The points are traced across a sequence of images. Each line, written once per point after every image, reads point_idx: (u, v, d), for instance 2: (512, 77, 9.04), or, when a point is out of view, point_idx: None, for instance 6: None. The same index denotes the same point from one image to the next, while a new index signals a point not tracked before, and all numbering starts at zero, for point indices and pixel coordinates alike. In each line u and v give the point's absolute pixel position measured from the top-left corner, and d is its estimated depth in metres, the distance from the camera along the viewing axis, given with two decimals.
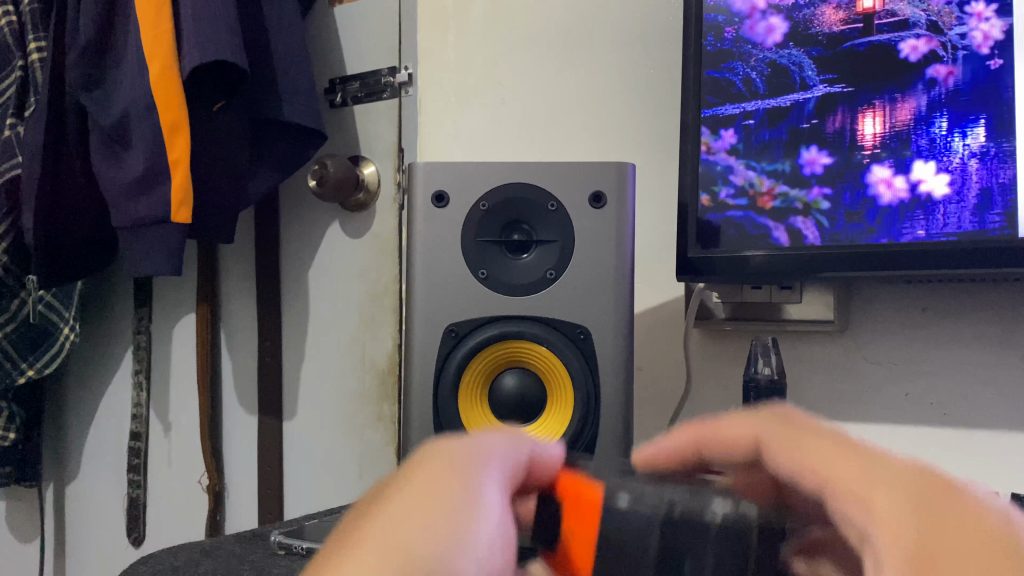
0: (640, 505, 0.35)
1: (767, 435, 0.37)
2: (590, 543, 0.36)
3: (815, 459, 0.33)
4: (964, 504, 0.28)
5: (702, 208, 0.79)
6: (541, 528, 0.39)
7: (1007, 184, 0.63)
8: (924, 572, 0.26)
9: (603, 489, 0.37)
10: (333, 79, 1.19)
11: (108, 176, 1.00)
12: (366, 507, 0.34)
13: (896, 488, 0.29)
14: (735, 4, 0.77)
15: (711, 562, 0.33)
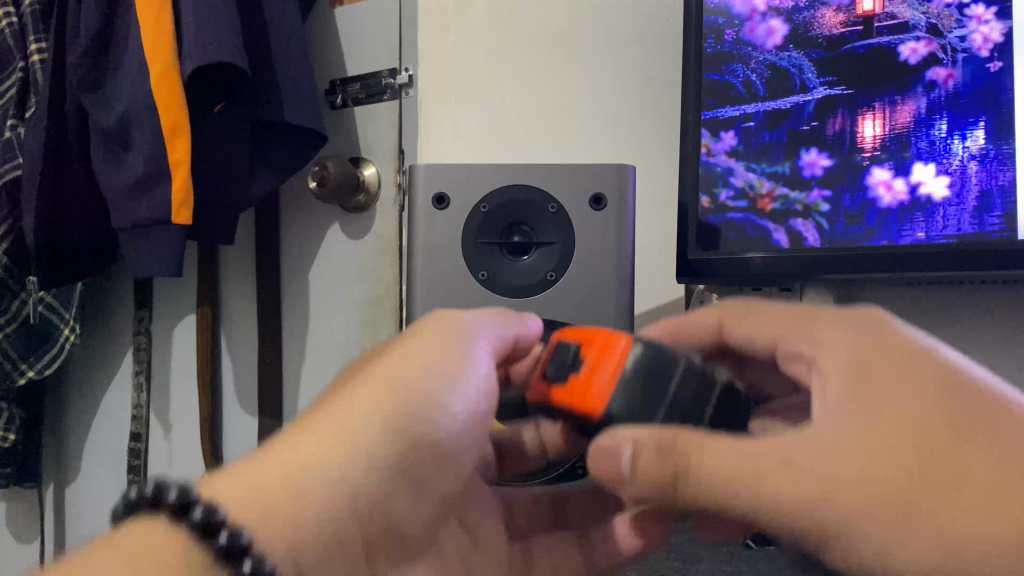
0: (661, 357, 0.40)
1: (732, 317, 0.49)
2: (604, 387, 0.40)
3: (766, 329, 0.46)
4: (894, 333, 0.38)
5: (703, 210, 0.79)
6: (559, 365, 0.42)
7: (1007, 186, 0.63)
8: (857, 372, 0.36)
9: (631, 341, 0.41)
10: (333, 81, 1.17)
11: (109, 176, 1.00)
12: (386, 349, 0.45)
13: (851, 322, 0.40)
14: (735, 6, 0.77)
15: (684, 364, 0.40)
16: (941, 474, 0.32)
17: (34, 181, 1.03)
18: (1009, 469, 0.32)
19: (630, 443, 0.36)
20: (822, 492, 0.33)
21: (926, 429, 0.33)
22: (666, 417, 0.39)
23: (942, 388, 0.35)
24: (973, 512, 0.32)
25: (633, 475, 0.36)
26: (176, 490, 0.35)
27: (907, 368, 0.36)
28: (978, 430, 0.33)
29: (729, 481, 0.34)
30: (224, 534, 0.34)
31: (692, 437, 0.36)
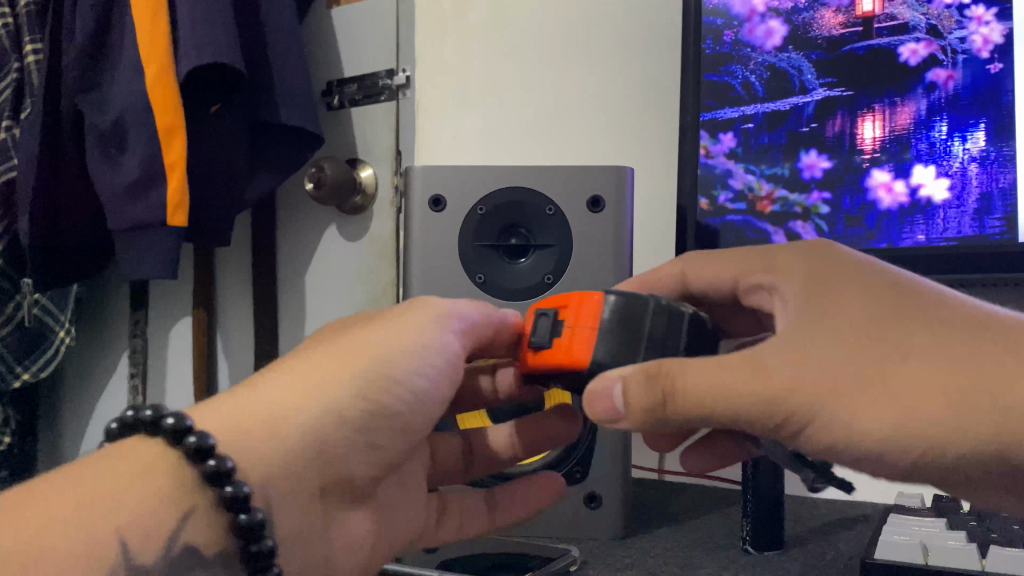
0: (633, 301, 0.40)
1: (693, 266, 0.49)
2: (590, 337, 0.40)
3: (725, 271, 0.47)
4: (842, 252, 0.39)
5: (701, 212, 0.78)
6: (543, 329, 0.43)
7: (1007, 189, 0.63)
8: (815, 284, 0.37)
9: (606, 293, 0.41)
10: (330, 82, 1.17)
11: (104, 178, 1.00)
12: (365, 320, 0.50)
13: (802, 249, 0.41)
14: (734, 7, 0.76)
15: (651, 305, 0.40)
16: (893, 353, 0.33)
17: (28, 182, 1.02)
18: (961, 338, 0.33)
19: (619, 379, 0.37)
20: (788, 382, 0.34)
21: (882, 316, 0.34)
22: (649, 355, 0.39)
23: (892, 286, 0.36)
24: (933, 382, 0.32)
25: (627, 410, 0.36)
26: (172, 416, 0.39)
27: (860, 273, 0.37)
28: (926, 313, 0.34)
29: (705, 396, 0.35)
30: (213, 460, 0.38)
31: (672, 360, 0.36)
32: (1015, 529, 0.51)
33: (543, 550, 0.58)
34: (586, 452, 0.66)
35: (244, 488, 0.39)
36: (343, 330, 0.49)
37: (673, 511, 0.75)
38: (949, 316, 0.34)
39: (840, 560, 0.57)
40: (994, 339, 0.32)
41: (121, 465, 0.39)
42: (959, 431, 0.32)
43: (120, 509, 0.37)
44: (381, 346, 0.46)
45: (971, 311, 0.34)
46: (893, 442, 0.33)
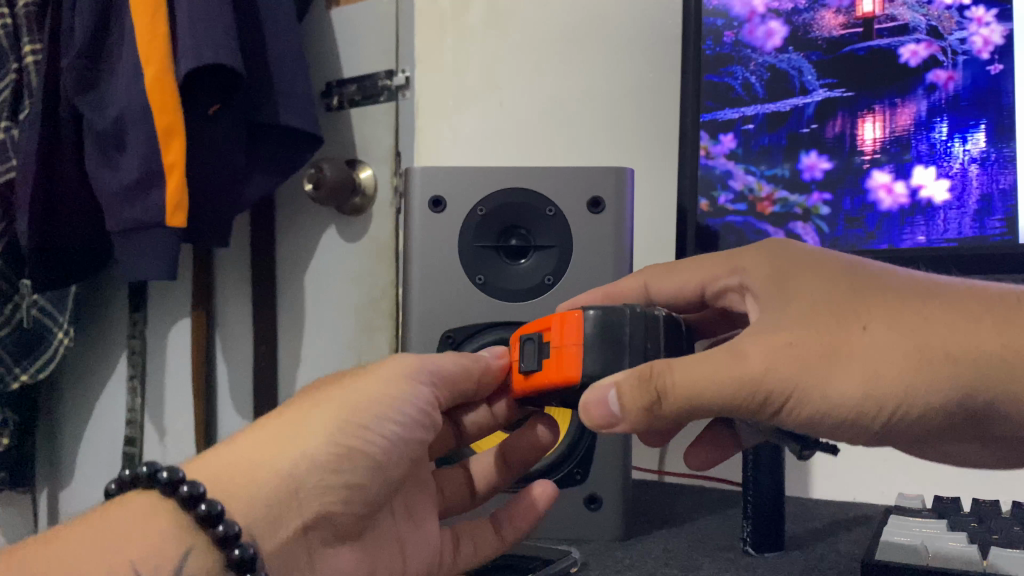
0: (611, 315, 0.42)
1: (655, 278, 0.52)
2: (575, 354, 0.43)
3: (688, 279, 0.51)
4: (799, 246, 0.43)
5: (701, 213, 0.78)
6: (532, 354, 0.48)
7: (1007, 190, 0.62)
8: (777, 278, 0.41)
9: (583, 310, 0.44)
10: (330, 83, 1.17)
11: (104, 179, 1.00)
12: (342, 375, 0.52)
13: (761, 248, 0.45)
14: (734, 8, 0.76)
15: (628, 314, 0.42)
16: (854, 325, 0.36)
17: (27, 183, 1.02)
18: (909, 304, 0.36)
19: (613, 386, 0.39)
20: (766, 363, 0.36)
21: (841, 295, 0.38)
22: (634, 361, 0.42)
23: (845, 268, 0.40)
24: (892, 344, 0.35)
25: (624, 413, 0.39)
26: (166, 469, 0.43)
27: (818, 261, 0.41)
28: (879, 287, 0.38)
29: (694, 388, 0.37)
30: (204, 504, 0.41)
31: (660, 361, 0.39)
32: (1016, 530, 0.51)
33: (545, 552, 0.57)
34: (587, 451, 0.65)
35: (234, 526, 0.42)
36: (320, 385, 0.51)
37: (673, 512, 0.75)
38: (898, 286, 0.38)
39: (842, 561, 0.56)
40: (938, 301, 0.36)
41: (122, 516, 0.42)
42: (922, 386, 0.35)
43: (131, 548, 0.40)
44: (350, 399, 0.47)
45: (916, 281, 0.38)
46: (866, 404, 0.35)
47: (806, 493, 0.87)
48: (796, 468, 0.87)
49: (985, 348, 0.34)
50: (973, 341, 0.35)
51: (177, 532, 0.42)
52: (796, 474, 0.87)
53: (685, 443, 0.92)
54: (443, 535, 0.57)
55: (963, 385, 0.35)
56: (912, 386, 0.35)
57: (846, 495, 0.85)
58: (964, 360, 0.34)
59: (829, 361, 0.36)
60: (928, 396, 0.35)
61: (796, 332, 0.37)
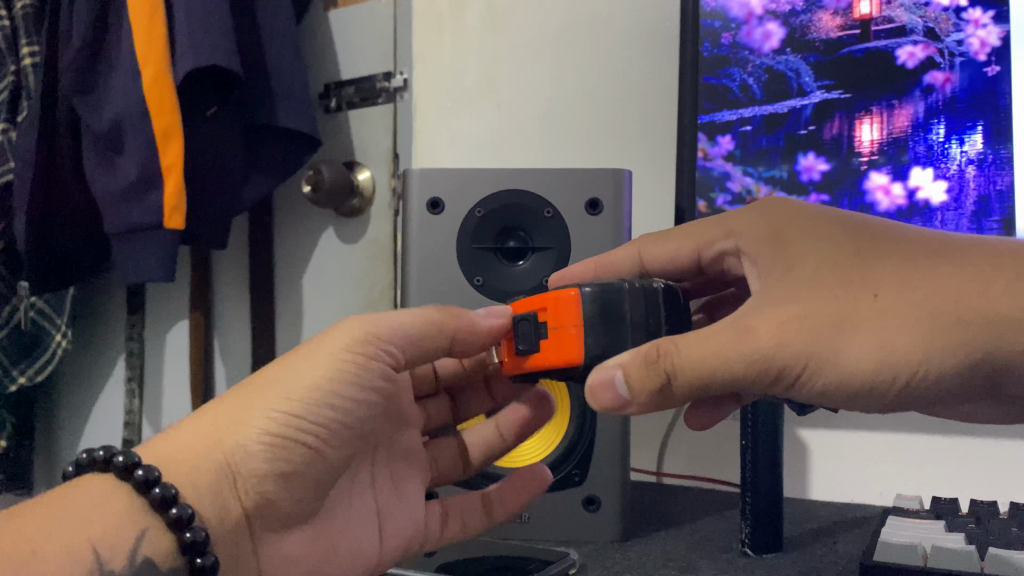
0: (608, 294, 0.43)
1: (648, 247, 0.51)
2: (576, 336, 0.42)
3: (681, 244, 0.50)
4: (795, 204, 0.43)
5: (700, 214, 0.78)
6: (526, 334, 0.45)
7: (1005, 190, 0.64)
8: (775, 241, 0.41)
9: (579, 288, 0.43)
10: (327, 84, 1.17)
11: (100, 181, 0.99)
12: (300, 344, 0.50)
13: (756, 209, 0.45)
14: (731, 10, 0.76)
15: (627, 291, 0.43)
16: (864, 292, 0.36)
17: (24, 186, 1.02)
18: (916, 266, 0.37)
19: (619, 367, 0.38)
20: (776, 336, 0.36)
21: (846, 262, 0.38)
22: (636, 338, 0.42)
23: (846, 230, 0.40)
24: (903, 313, 0.36)
25: (633, 393, 0.38)
26: (123, 454, 0.44)
27: (817, 223, 0.40)
28: (881, 248, 0.38)
29: (704, 363, 0.37)
30: (158, 488, 0.43)
31: (666, 340, 0.38)
32: (1013, 531, 0.51)
33: (543, 553, 0.57)
34: (584, 455, 0.65)
35: (188, 510, 0.43)
36: (276, 358, 0.49)
37: (671, 513, 0.75)
38: (900, 247, 0.38)
39: (839, 562, 0.56)
40: (943, 262, 0.37)
41: (80, 495, 0.43)
42: (931, 351, 0.36)
43: (89, 527, 0.41)
44: (289, 385, 0.46)
45: (917, 240, 0.39)
46: (880, 369, 0.36)
47: (804, 495, 0.87)
48: (795, 469, 0.87)
49: (994, 309, 0.35)
50: (983, 303, 0.35)
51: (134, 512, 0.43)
52: (794, 475, 0.87)
53: (684, 444, 0.92)
54: (431, 509, 0.57)
55: (974, 349, 0.35)
56: (924, 353, 0.36)
57: (845, 496, 0.85)
58: (972, 322, 0.35)
59: (841, 330, 0.36)
60: (939, 360, 0.36)
61: (804, 304, 0.37)
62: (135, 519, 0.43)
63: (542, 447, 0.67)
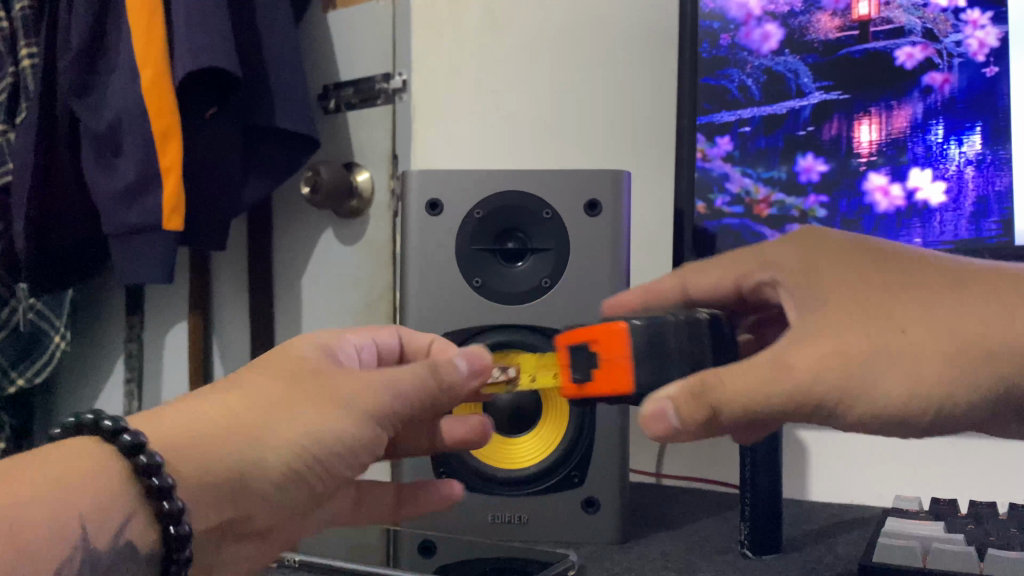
0: (654, 327, 0.42)
1: (691, 277, 0.49)
2: (626, 366, 0.41)
3: (724, 272, 0.47)
4: (828, 235, 0.43)
5: (699, 216, 0.77)
6: (576, 364, 0.43)
7: (1003, 192, 0.63)
8: (812, 271, 0.41)
9: (627, 321, 0.42)
10: (325, 85, 1.17)
11: (98, 183, 0.99)
12: (301, 368, 0.48)
13: (788, 240, 0.44)
14: (730, 10, 0.75)
15: (671, 323, 0.43)
16: (892, 327, 0.36)
17: (22, 187, 1.02)
18: (942, 297, 0.37)
19: (670, 401, 0.38)
20: (813, 369, 0.36)
21: (874, 295, 0.37)
22: (684, 368, 0.42)
23: (875, 261, 0.39)
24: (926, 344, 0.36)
25: (682, 424, 0.38)
26: (112, 419, 0.40)
27: (848, 255, 0.40)
28: (908, 279, 0.38)
29: (744, 398, 0.37)
30: (143, 454, 0.38)
31: (711, 373, 0.38)
32: (1012, 532, 0.51)
33: (542, 555, 0.57)
34: (583, 456, 0.65)
35: (170, 480, 0.39)
36: (277, 375, 0.47)
37: (670, 515, 0.75)
38: (927, 278, 0.38)
39: (838, 563, 0.56)
40: (966, 290, 0.37)
41: (59, 453, 0.39)
42: (958, 384, 0.36)
43: (72, 485, 0.37)
44: (299, 421, 0.45)
45: (944, 268, 0.38)
46: (913, 401, 0.36)
47: (803, 496, 0.87)
48: (794, 470, 0.87)
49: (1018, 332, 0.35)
50: (1003, 332, 0.35)
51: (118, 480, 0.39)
52: (794, 476, 0.88)
53: (682, 445, 0.92)
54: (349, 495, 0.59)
55: (1003, 378, 0.36)
56: (951, 383, 0.36)
57: (845, 497, 0.85)
58: (999, 352, 0.35)
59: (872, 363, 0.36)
60: (965, 392, 0.36)
61: (838, 338, 0.37)
62: (118, 490, 0.39)
63: (542, 447, 0.66)
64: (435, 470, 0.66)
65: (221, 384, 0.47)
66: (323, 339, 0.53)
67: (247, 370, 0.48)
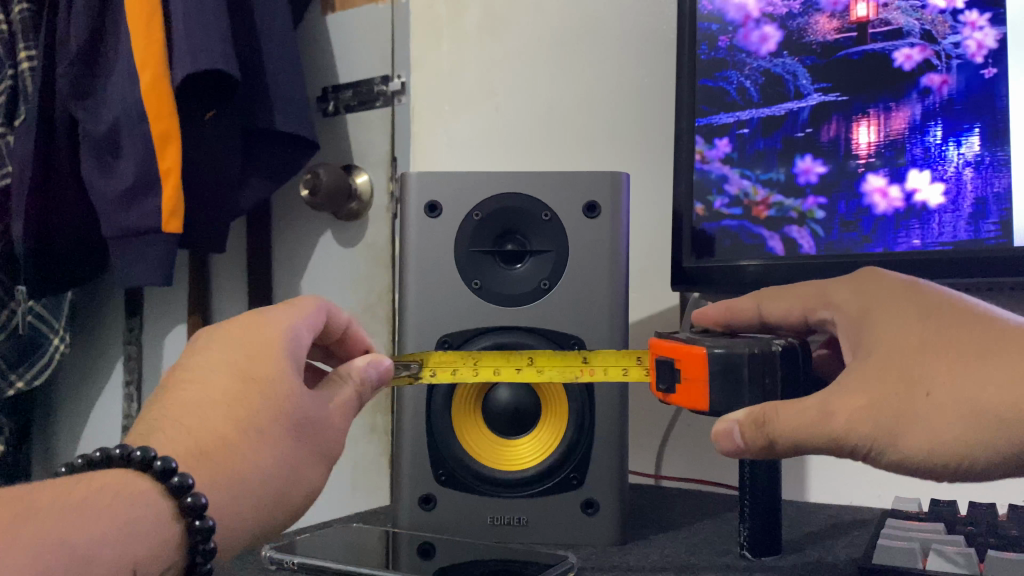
0: (731, 357, 0.47)
1: (767, 300, 0.53)
2: (703, 388, 0.48)
3: (796, 301, 0.51)
4: (889, 281, 0.46)
5: (697, 218, 0.78)
6: (665, 375, 0.52)
7: (1002, 193, 0.63)
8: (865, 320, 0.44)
9: (708, 347, 0.48)
10: (324, 87, 1.21)
11: (96, 186, 0.99)
12: (285, 423, 0.46)
13: (853, 282, 0.48)
14: (728, 13, 0.76)
15: (747, 353, 0.47)
16: (917, 390, 0.39)
17: (21, 190, 1.02)
18: (970, 363, 0.38)
19: (736, 423, 0.43)
20: (848, 422, 0.40)
21: (909, 354, 0.40)
22: (752, 397, 0.47)
23: (929, 315, 0.42)
24: (940, 403, 0.38)
25: (746, 446, 0.43)
26: (141, 448, 0.41)
27: (905, 307, 0.43)
28: (951, 339, 0.40)
29: (799, 433, 0.41)
30: (176, 476, 0.40)
31: (769, 406, 0.43)
32: (1013, 533, 0.51)
33: (541, 557, 0.57)
34: (583, 457, 0.65)
35: (201, 498, 0.40)
36: (272, 444, 0.45)
37: (670, 517, 0.75)
38: (965, 342, 0.39)
39: (838, 565, 0.56)
40: (992, 361, 0.38)
41: (90, 484, 0.39)
42: (977, 445, 0.37)
43: (123, 511, 0.39)
44: (301, 485, 0.47)
45: (985, 330, 0.39)
46: (936, 459, 0.39)
47: (803, 497, 0.87)
48: (794, 471, 0.87)
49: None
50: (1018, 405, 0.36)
51: (153, 502, 0.40)
52: (793, 477, 0.87)
53: (682, 447, 0.92)
54: None
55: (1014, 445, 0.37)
56: (970, 445, 0.38)
57: (845, 499, 0.85)
58: (1014, 424, 0.36)
59: (899, 421, 0.39)
60: (985, 453, 0.37)
61: (872, 393, 0.40)
62: (152, 509, 0.40)
63: (542, 449, 0.66)
64: (434, 473, 0.66)
65: (211, 451, 0.43)
66: (283, 348, 0.49)
67: (231, 425, 0.44)
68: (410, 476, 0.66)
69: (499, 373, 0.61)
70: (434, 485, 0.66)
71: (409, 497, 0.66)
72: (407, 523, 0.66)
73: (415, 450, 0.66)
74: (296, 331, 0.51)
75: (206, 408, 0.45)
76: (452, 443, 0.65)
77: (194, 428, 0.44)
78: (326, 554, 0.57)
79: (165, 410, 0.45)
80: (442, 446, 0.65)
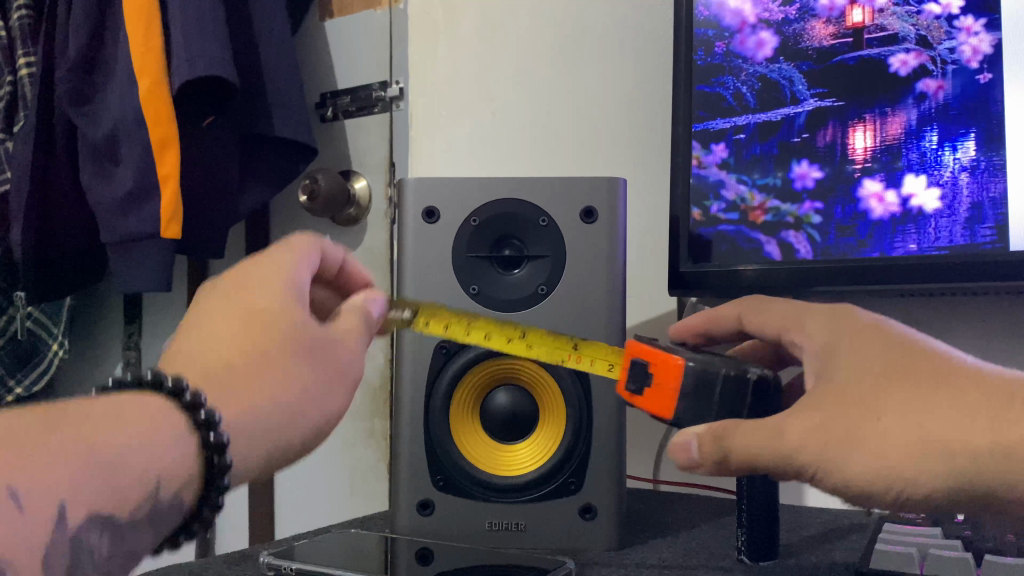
0: (706, 373, 0.48)
1: (749, 311, 0.54)
2: (672, 397, 0.50)
3: (773, 319, 0.51)
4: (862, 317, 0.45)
5: (694, 222, 0.78)
6: (636, 375, 0.52)
7: (997, 199, 0.63)
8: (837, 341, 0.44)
9: (686, 360, 0.50)
10: (324, 94, 1.24)
11: (94, 192, 1.00)
12: (297, 347, 0.45)
13: (828, 313, 0.47)
14: (725, 19, 0.77)
15: (722, 372, 0.48)
16: (871, 413, 0.39)
17: (20, 197, 1.03)
18: (924, 393, 0.39)
19: (695, 436, 0.44)
20: (806, 439, 0.40)
21: (868, 381, 0.40)
22: (716, 414, 0.48)
23: (897, 345, 0.42)
24: (891, 425, 0.39)
25: (702, 460, 0.43)
26: (153, 371, 0.41)
27: (872, 336, 0.43)
28: (914, 371, 0.40)
29: (751, 449, 0.42)
30: (188, 395, 0.40)
31: (728, 421, 0.43)
32: (1008, 538, 0.51)
33: (538, 562, 0.57)
34: (580, 462, 0.66)
35: (214, 412, 0.40)
36: (285, 368, 0.44)
37: (667, 521, 0.75)
38: (919, 371, 0.40)
39: (832, 569, 0.57)
40: (941, 393, 0.39)
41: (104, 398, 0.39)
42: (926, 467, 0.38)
43: (139, 426, 0.38)
44: None
45: (941, 365, 0.40)
46: (880, 480, 0.39)
47: (800, 501, 0.87)
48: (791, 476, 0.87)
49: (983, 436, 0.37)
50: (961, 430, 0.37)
51: (166, 416, 0.39)
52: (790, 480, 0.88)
53: None
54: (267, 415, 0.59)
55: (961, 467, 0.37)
56: (915, 466, 0.38)
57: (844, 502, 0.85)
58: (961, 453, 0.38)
59: (849, 440, 0.39)
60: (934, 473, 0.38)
61: (835, 411, 0.40)
62: (167, 424, 0.39)
63: (538, 455, 0.66)
64: (431, 479, 0.66)
65: (229, 379, 0.43)
66: (281, 283, 0.48)
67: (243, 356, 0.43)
68: (407, 480, 0.66)
69: (490, 338, 0.63)
70: (431, 490, 0.66)
71: (407, 502, 0.66)
72: (406, 528, 0.66)
73: (413, 455, 0.66)
74: (292, 263, 0.51)
75: (215, 342, 0.44)
76: (448, 446, 0.65)
77: (206, 362, 0.43)
78: (324, 559, 0.57)
79: (179, 349, 0.44)
80: (438, 447, 0.65)
